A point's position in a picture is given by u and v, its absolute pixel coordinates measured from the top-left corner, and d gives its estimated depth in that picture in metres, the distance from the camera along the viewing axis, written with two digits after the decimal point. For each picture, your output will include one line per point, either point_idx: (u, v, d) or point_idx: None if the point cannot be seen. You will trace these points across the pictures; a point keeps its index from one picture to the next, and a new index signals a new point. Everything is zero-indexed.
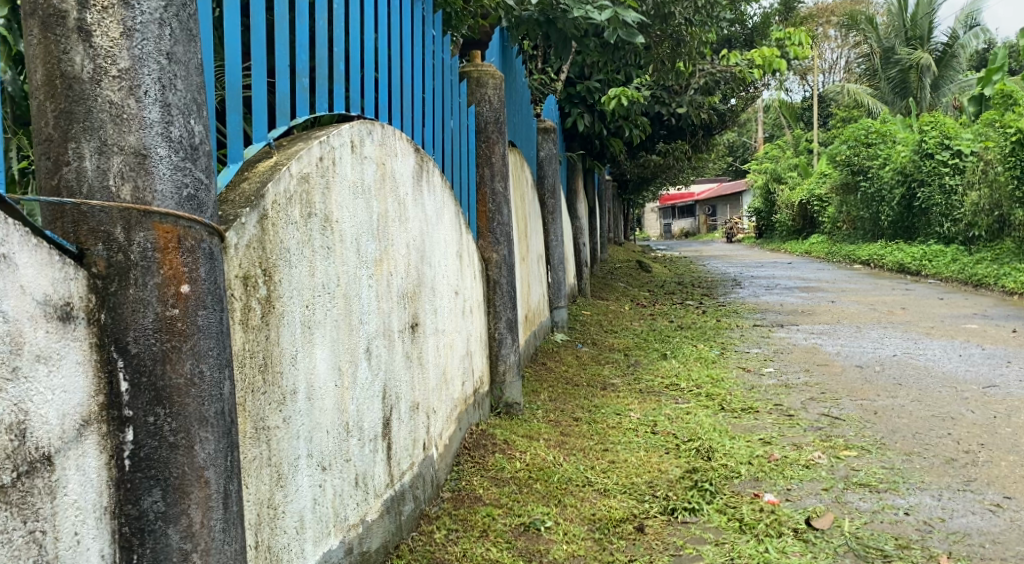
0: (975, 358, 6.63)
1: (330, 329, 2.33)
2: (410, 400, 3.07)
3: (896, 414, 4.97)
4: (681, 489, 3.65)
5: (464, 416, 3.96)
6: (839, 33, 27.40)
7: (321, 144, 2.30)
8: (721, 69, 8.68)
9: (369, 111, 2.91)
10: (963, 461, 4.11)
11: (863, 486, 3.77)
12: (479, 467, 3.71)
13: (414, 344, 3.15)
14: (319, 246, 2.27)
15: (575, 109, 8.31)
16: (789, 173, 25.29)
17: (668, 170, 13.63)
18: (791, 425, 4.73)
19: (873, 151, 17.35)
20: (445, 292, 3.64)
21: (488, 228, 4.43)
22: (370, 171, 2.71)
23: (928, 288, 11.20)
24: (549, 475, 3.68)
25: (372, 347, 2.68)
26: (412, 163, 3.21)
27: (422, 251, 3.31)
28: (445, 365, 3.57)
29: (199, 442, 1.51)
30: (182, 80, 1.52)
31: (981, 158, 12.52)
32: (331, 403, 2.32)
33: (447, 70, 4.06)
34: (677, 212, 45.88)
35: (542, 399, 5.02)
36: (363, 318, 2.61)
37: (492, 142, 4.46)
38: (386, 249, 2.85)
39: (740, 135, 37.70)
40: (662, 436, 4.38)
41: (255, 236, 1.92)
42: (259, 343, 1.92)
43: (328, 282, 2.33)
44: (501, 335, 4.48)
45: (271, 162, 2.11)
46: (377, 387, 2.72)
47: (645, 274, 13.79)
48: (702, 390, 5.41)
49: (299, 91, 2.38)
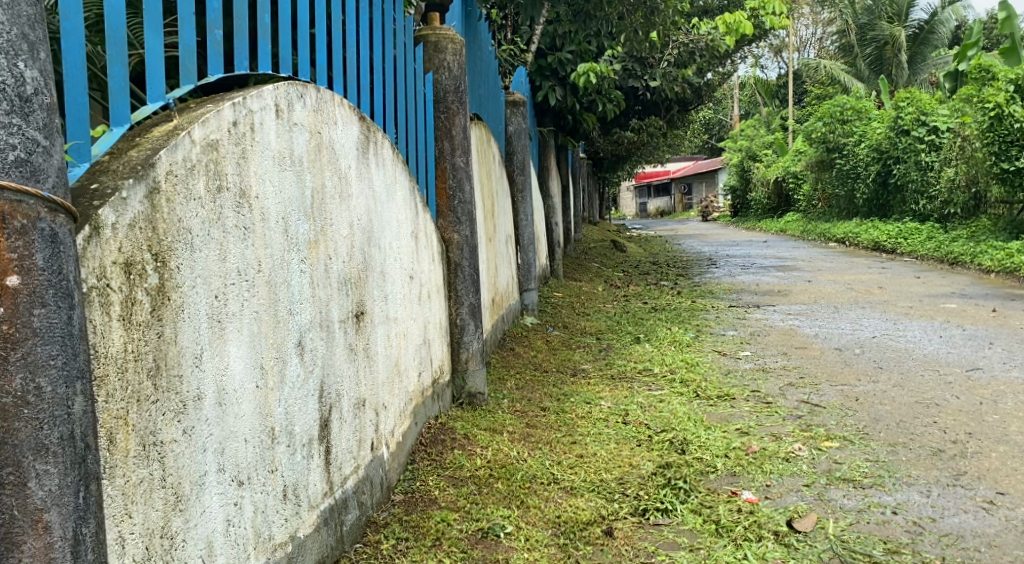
0: (955, 339, 6.43)
1: (248, 322, 2.02)
2: (355, 397, 2.75)
3: (878, 401, 4.72)
4: (653, 487, 3.37)
5: (421, 409, 3.65)
6: (815, 8, 27.10)
7: (235, 106, 2.00)
8: (695, 39, 8.36)
9: (304, 74, 2.60)
10: (951, 453, 3.86)
11: (846, 482, 3.52)
12: (435, 465, 3.41)
13: (361, 336, 2.83)
14: (233, 225, 1.96)
15: (546, 82, 7.98)
16: (764, 151, 25.17)
17: (643, 148, 13.39)
18: (769, 413, 4.48)
19: (849, 127, 17.18)
20: (398, 276, 3.33)
21: (448, 207, 4.11)
22: (301, 140, 2.39)
23: (904, 267, 11.01)
24: (511, 473, 3.39)
25: (305, 342, 2.36)
26: (357, 133, 2.90)
27: (370, 232, 2.99)
28: (397, 356, 3.26)
29: (34, 477, 1.23)
30: (4, 9, 1.21)
31: (956, 134, 12.32)
32: (250, 406, 2.01)
33: (401, 32, 3.73)
34: (652, 190, 45.58)
35: (508, 387, 4.74)
36: (294, 309, 2.28)
37: (451, 114, 4.14)
38: (323, 229, 2.53)
39: (717, 112, 37.45)
40: (633, 427, 4.10)
41: (142, 214, 1.62)
42: (148, 343, 1.61)
43: (246, 268, 2.02)
44: (462, 321, 4.19)
45: (168, 126, 1.82)
46: (313, 385, 2.40)
47: (620, 253, 13.53)
48: (676, 376, 5.14)
49: (212, 44, 2.09)
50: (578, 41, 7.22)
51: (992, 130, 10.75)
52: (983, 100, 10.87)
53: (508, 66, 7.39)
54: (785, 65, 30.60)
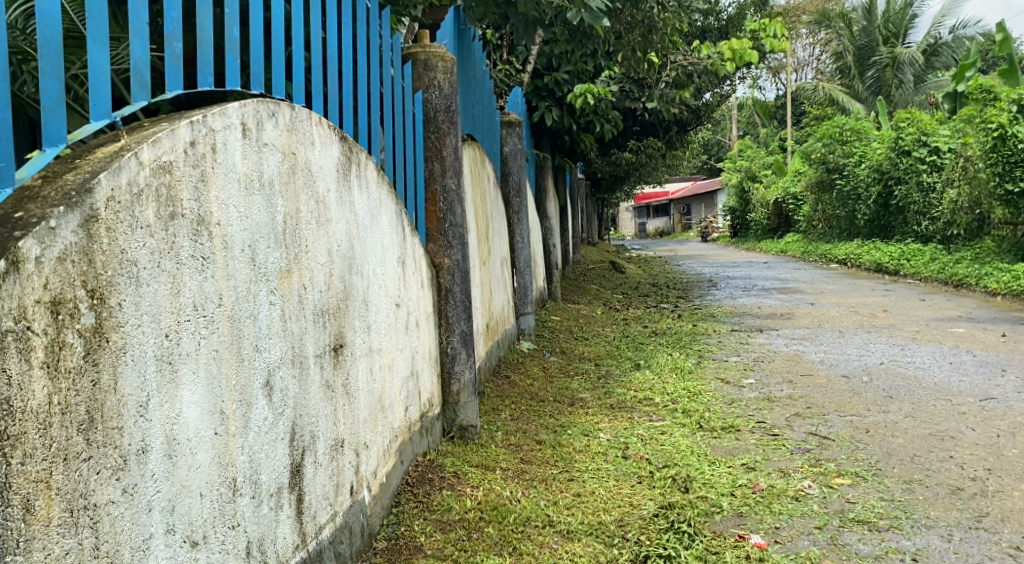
0: (966, 366, 6.20)
1: (205, 362, 1.81)
2: (332, 438, 2.52)
3: (890, 434, 4.51)
4: (655, 531, 3.16)
5: (408, 445, 3.43)
6: (812, 30, 27.11)
7: (193, 125, 1.81)
8: (694, 61, 8.22)
9: (279, 91, 2.41)
10: (971, 492, 3.65)
11: (861, 524, 3.30)
12: (422, 508, 3.19)
13: (339, 371, 2.61)
14: (188, 256, 1.76)
15: (543, 103, 7.85)
16: (764, 172, 24.97)
17: (640, 169, 13.23)
18: (776, 446, 4.26)
19: (849, 148, 17.06)
20: (383, 304, 3.12)
21: (438, 230, 3.91)
22: (273, 162, 2.20)
23: (907, 289, 10.82)
24: (503, 515, 3.18)
25: (274, 382, 2.14)
26: (337, 154, 2.70)
27: (351, 258, 2.78)
28: (381, 390, 3.05)
29: None
30: None
31: (958, 155, 12.17)
32: (208, 455, 1.80)
33: (388, 50, 3.54)
34: (652, 211, 45.43)
35: (503, 418, 4.52)
36: (261, 345, 2.08)
37: (443, 134, 3.95)
38: (297, 257, 2.32)
39: (715, 134, 37.44)
40: (634, 462, 3.89)
41: (75, 245, 1.45)
42: (80, 393, 1.44)
43: (205, 304, 1.82)
44: (453, 350, 3.97)
45: (115, 147, 1.64)
46: (283, 428, 2.18)
47: (619, 275, 13.32)
48: (678, 406, 4.92)
49: (172, 58, 1.92)
50: (575, 62, 7.05)
51: (994, 150, 10.62)
52: (986, 120, 10.71)
53: (505, 86, 7.25)
54: (782, 87, 30.60)
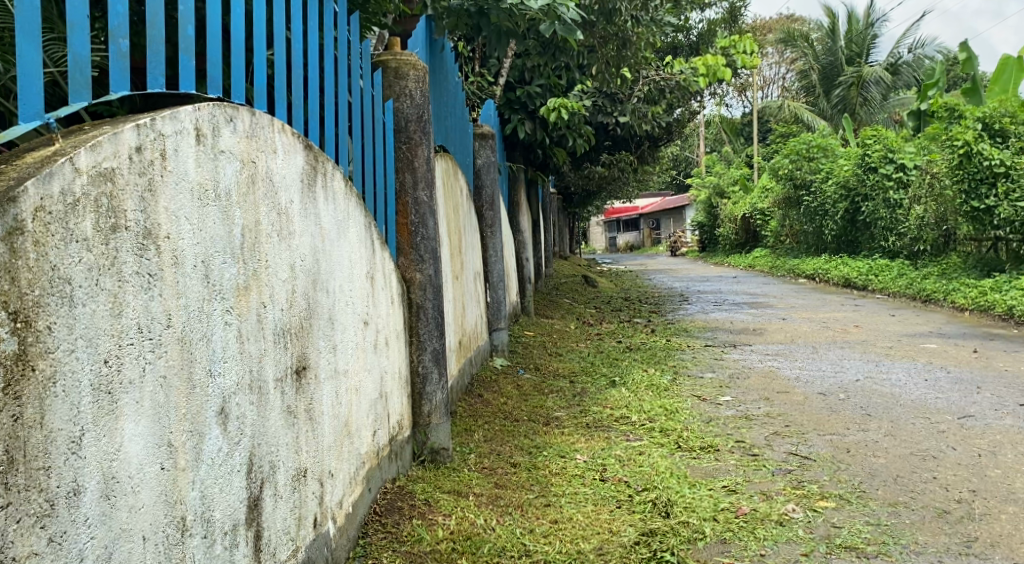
0: (942, 383, 6.11)
1: (151, 391, 1.64)
2: (293, 467, 2.35)
3: (871, 453, 4.39)
4: (636, 561, 3.02)
5: (376, 472, 3.27)
6: (778, 47, 27.29)
7: (140, 128, 1.64)
8: (666, 76, 8.14)
9: (238, 96, 2.24)
10: (957, 515, 3.54)
11: (848, 550, 3.17)
12: (391, 539, 3.02)
13: (303, 396, 2.44)
14: (133, 272, 1.59)
15: (516, 115, 7.73)
16: (732, 187, 25.02)
17: (611, 184, 13.14)
18: (756, 467, 4.13)
19: (816, 164, 17.09)
20: (350, 323, 2.95)
21: (409, 244, 3.75)
22: (230, 171, 2.04)
23: (877, 305, 10.77)
24: (476, 546, 3.02)
25: (230, 409, 1.98)
26: (302, 163, 2.54)
27: (316, 274, 2.61)
28: (348, 414, 2.88)
29: None
30: None
31: (925, 171, 12.39)
32: (153, 494, 1.63)
33: (356, 56, 3.38)
34: (621, 226, 45.43)
35: (476, 440, 4.35)
36: (216, 370, 1.91)
37: (414, 144, 3.79)
38: (255, 273, 2.15)
39: (683, 150, 37.54)
40: (612, 485, 3.74)
41: None
42: None
43: (152, 324, 1.65)
44: (425, 370, 3.80)
45: (47, 151, 1.47)
46: (240, 458, 2.01)
47: (591, 290, 13.18)
48: (655, 425, 4.78)
49: (117, 56, 1.75)
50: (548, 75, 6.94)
51: (961, 167, 10.59)
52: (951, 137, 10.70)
53: (477, 99, 7.14)
54: (749, 103, 30.74)
